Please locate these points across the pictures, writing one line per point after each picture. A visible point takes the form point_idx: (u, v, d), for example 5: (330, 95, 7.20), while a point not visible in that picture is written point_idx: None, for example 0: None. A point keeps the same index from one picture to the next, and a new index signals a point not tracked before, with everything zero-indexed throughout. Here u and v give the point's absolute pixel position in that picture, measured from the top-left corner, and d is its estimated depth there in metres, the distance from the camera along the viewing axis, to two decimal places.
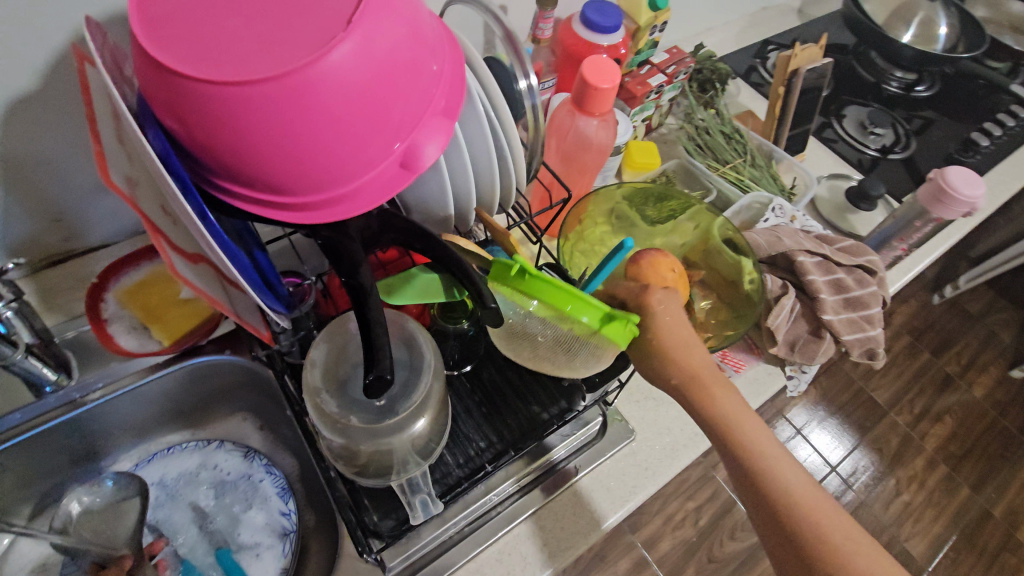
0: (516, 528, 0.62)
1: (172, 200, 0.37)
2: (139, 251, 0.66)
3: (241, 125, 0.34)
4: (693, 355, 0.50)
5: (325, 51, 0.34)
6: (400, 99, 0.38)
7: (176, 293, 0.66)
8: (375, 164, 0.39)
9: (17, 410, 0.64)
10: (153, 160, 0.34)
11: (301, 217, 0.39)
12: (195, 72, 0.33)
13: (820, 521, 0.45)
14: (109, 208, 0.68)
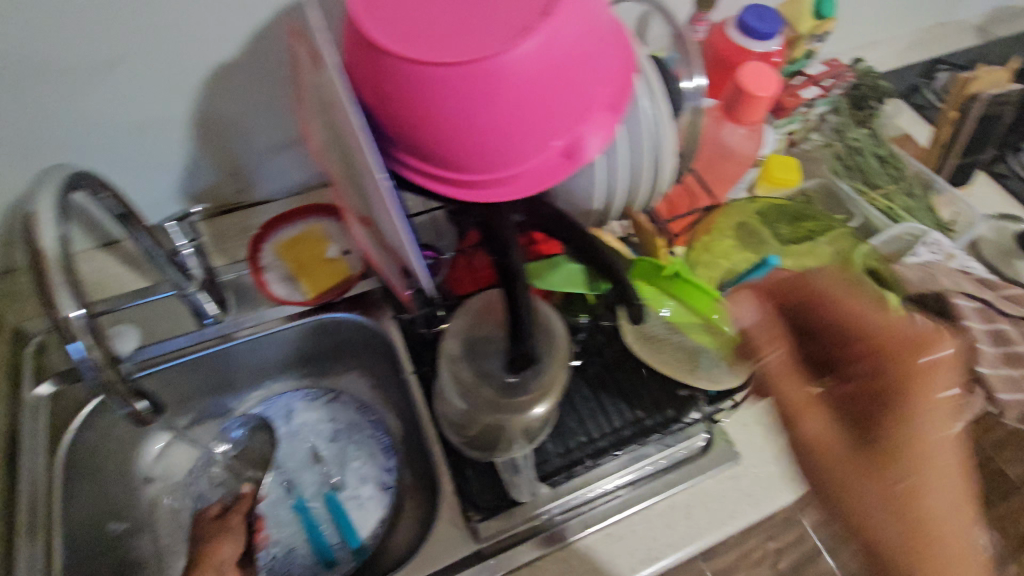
0: (610, 528, 0.61)
1: (361, 164, 0.39)
2: (294, 211, 0.73)
3: (432, 104, 0.37)
4: (933, 428, 0.48)
5: (517, 41, 0.36)
6: (576, 90, 0.39)
7: (325, 252, 0.72)
8: (540, 151, 0.40)
9: (185, 334, 0.72)
10: (355, 126, 0.37)
11: (466, 194, 0.42)
12: (399, 51, 0.36)
13: None
14: (276, 168, 0.76)
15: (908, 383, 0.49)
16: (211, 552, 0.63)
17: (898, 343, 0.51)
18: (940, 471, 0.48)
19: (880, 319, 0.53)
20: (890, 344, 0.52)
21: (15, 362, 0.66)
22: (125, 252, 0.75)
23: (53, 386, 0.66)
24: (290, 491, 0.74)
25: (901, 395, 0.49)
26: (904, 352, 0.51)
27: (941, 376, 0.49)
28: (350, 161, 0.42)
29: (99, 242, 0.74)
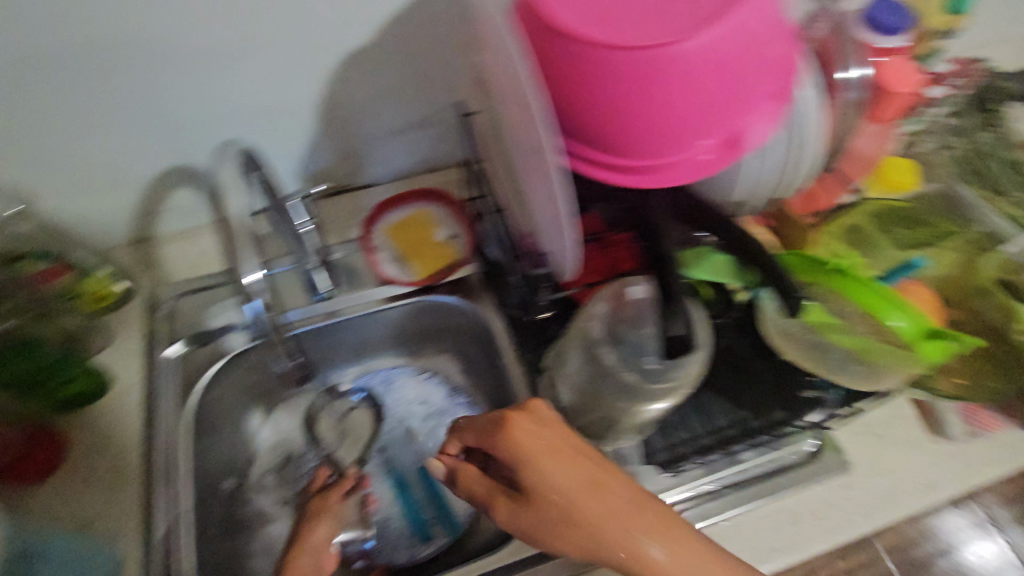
0: (712, 527, 0.61)
1: (535, 169, 0.39)
2: (403, 194, 0.75)
3: (612, 87, 0.37)
4: (627, 530, 0.45)
5: (701, 27, 0.36)
6: (749, 78, 0.38)
7: (433, 236, 0.74)
8: (703, 138, 0.40)
9: (297, 310, 0.75)
10: (531, 122, 0.36)
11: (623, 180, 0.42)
12: (580, 32, 0.36)
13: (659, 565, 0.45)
14: (386, 152, 0.77)
15: (593, 482, 0.46)
16: (308, 533, 0.58)
17: (552, 464, 0.47)
18: (587, 494, 0.46)
19: (547, 427, 0.49)
20: (547, 462, 0.47)
21: (149, 325, 0.71)
22: None
23: (184, 347, 0.70)
24: (388, 465, 0.77)
25: (585, 512, 0.45)
26: (571, 475, 0.46)
27: (554, 438, 0.48)
28: (523, 160, 0.41)
29: None
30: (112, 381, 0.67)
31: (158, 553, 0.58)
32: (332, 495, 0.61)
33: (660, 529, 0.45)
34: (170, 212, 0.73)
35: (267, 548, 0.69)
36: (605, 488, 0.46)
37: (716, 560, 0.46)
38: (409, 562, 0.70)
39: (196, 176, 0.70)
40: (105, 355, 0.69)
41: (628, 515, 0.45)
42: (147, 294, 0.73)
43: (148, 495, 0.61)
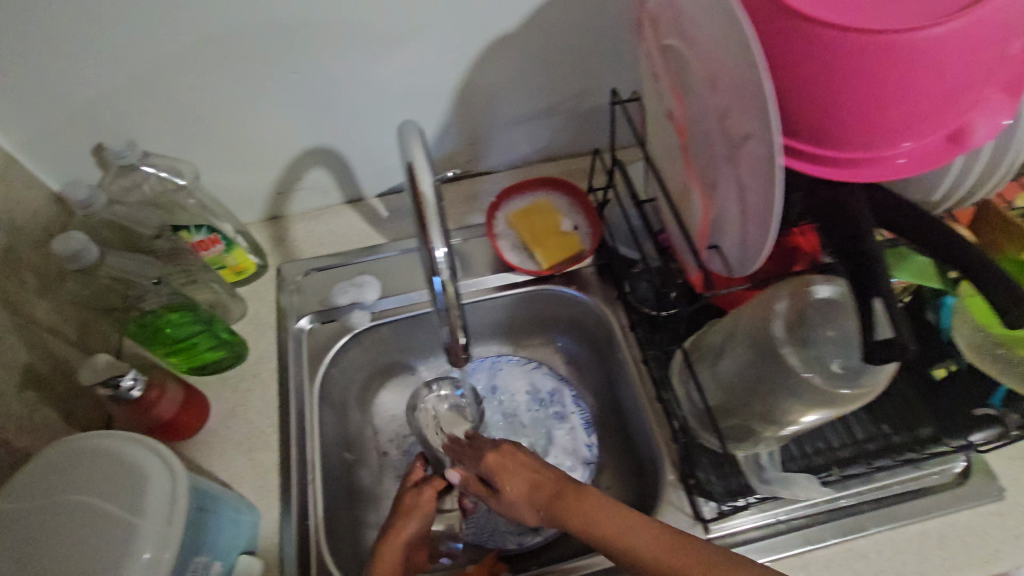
0: (850, 543, 0.58)
1: (745, 164, 0.37)
2: (528, 182, 0.74)
3: (844, 75, 0.35)
4: (597, 520, 0.49)
5: (968, 12, 0.33)
6: (998, 68, 0.35)
7: (558, 225, 0.71)
8: (930, 132, 0.37)
9: (417, 292, 0.75)
10: (758, 116, 0.34)
11: (824, 173, 0.40)
12: (824, 17, 0.34)
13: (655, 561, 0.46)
14: (511, 139, 0.76)
15: (563, 496, 0.52)
16: (401, 529, 0.58)
17: (527, 472, 0.55)
18: (539, 486, 0.54)
19: (513, 460, 0.56)
20: (512, 467, 0.56)
21: (280, 299, 0.74)
22: (367, 208, 0.80)
23: (310, 322, 0.73)
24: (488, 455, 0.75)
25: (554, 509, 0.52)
26: (542, 481, 0.54)
27: (522, 478, 0.55)
28: (723, 152, 0.39)
29: (347, 197, 0.80)
30: (249, 350, 0.70)
31: (293, 518, 0.60)
32: (427, 492, 0.60)
33: (615, 522, 0.48)
34: (301, 191, 0.76)
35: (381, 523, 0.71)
36: (573, 503, 0.50)
37: (682, 552, 0.45)
38: (519, 548, 0.67)
39: (330, 158, 0.72)
40: (241, 325, 0.72)
41: (589, 509, 0.49)
42: (278, 269, 0.76)
43: (283, 462, 0.63)
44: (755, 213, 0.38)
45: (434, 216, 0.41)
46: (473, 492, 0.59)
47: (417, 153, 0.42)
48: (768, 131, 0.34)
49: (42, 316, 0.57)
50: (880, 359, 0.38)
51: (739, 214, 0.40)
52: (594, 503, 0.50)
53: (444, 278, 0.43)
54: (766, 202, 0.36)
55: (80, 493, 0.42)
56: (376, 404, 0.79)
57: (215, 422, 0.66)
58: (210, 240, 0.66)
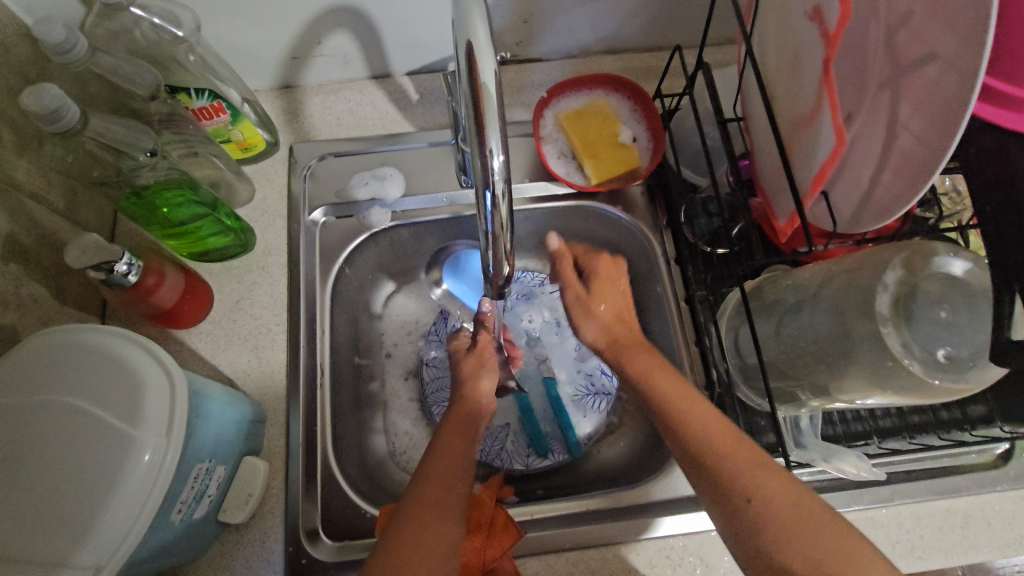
0: (873, 512, 0.55)
1: (916, 97, 0.29)
2: (586, 77, 0.63)
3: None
4: (676, 388, 0.48)
5: None
6: None
7: (616, 134, 0.61)
8: None
9: (444, 193, 0.67)
10: (959, 39, 0.26)
11: (1015, 120, 0.32)
12: None
13: (714, 450, 0.43)
14: (572, 21, 0.64)
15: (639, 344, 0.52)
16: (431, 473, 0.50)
17: (696, 413, 0.45)
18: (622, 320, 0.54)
19: (613, 297, 0.55)
20: (678, 401, 0.47)
21: (291, 184, 0.66)
22: (394, 88, 0.70)
23: (324, 216, 0.66)
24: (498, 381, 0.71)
25: (744, 511, 0.40)
26: (730, 441, 0.44)
27: (612, 304, 0.55)
28: (880, 75, 0.32)
29: (372, 72, 0.69)
30: (256, 240, 0.64)
31: (300, 421, 0.58)
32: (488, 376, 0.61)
33: (686, 408, 0.46)
34: (320, 59, 0.65)
35: (389, 429, 0.68)
36: (678, 394, 0.47)
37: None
38: (525, 470, 0.65)
39: (354, 19, 0.60)
40: (248, 210, 0.65)
41: (799, 525, 0.38)
42: (290, 148, 0.67)
43: (290, 362, 0.60)
44: (906, 161, 0.31)
45: (493, 116, 0.33)
46: (558, 266, 0.58)
47: (479, 30, 0.33)
48: (968, 62, 0.26)
49: (24, 178, 0.49)
50: (1006, 362, 0.32)
51: (877, 158, 0.33)
52: (678, 381, 0.49)
53: (497, 194, 0.35)
54: (929, 151, 0.29)
55: (68, 393, 0.38)
56: (388, 307, 0.74)
57: (219, 312, 0.61)
58: (214, 108, 0.57)
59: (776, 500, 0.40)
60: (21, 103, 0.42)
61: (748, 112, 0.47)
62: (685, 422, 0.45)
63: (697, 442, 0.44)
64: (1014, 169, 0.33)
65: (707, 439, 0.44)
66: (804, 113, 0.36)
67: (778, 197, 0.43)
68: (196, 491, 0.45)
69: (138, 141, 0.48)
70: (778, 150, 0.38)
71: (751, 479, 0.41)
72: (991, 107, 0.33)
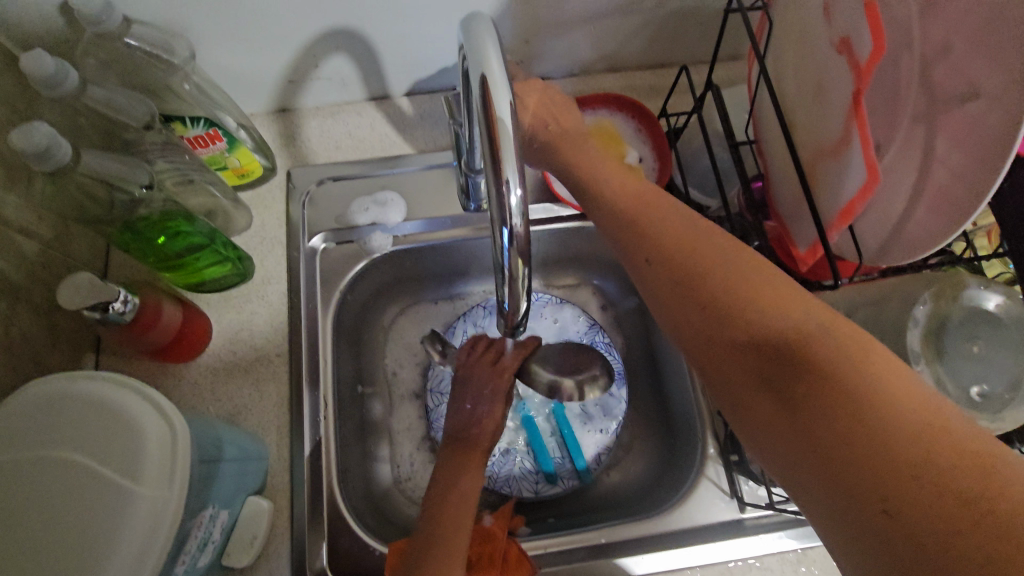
0: None
1: (955, 132, 0.28)
2: (589, 98, 0.62)
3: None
4: (633, 191, 0.41)
5: None
6: None
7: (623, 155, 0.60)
8: None
9: (447, 216, 0.66)
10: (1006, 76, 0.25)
11: None
12: None
13: (679, 243, 0.36)
14: (576, 41, 0.63)
15: (588, 149, 0.45)
16: (444, 513, 0.48)
17: (659, 211, 0.39)
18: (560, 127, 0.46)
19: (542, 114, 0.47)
20: (656, 209, 0.39)
21: (289, 210, 0.64)
22: (393, 109, 0.69)
23: (324, 241, 0.64)
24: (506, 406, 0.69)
25: (712, 306, 0.34)
26: (697, 239, 0.36)
27: (543, 112, 0.47)
28: (913, 109, 0.31)
29: (370, 94, 0.68)
30: (254, 269, 0.62)
31: (304, 457, 0.56)
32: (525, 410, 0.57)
33: (644, 206, 0.39)
34: (318, 82, 0.64)
35: (393, 457, 0.66)
36: (638, 193, 0.40)
37: (942, 440, 0.26)
38: (535, 497, 0.64)
39: (355, 42, 0.59)
40: (245, 237, 0.63)
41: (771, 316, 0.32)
42: (288, 173, 0.66)
43: (292, 396, 0.58)
44: (942, 197, 0.30)
45: (511, 149, 0.32)
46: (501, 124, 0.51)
47: (493, 62, 0.32)
48: None
49: (13, 214, 0.47)
50: None
51: (910, 194, 0.32)
52: (634, 182, 0.41)
53: (514, 230, 0.33)
54: (970, 189, 0.28)
55: (66, 447, 0.36)
56: (392, 333, 0.72)
57: (217, 345, 0.59)
58: (210, 136, 0.55)
59: (744, 293, 0.33)
60: (9, 141, 0.40)
61: (763, 135, 0.46)
62: (644, 216, 0.39)
63: (657, 236, 0.37)
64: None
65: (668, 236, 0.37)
66: (830, 144, 0.35)
67: (799, 226, 0.41)
68: (199, 541, 0.43)
69: (129, 176, 0.47)
70: (799, 182, 0.37)
71: (717, 277, 0.34)
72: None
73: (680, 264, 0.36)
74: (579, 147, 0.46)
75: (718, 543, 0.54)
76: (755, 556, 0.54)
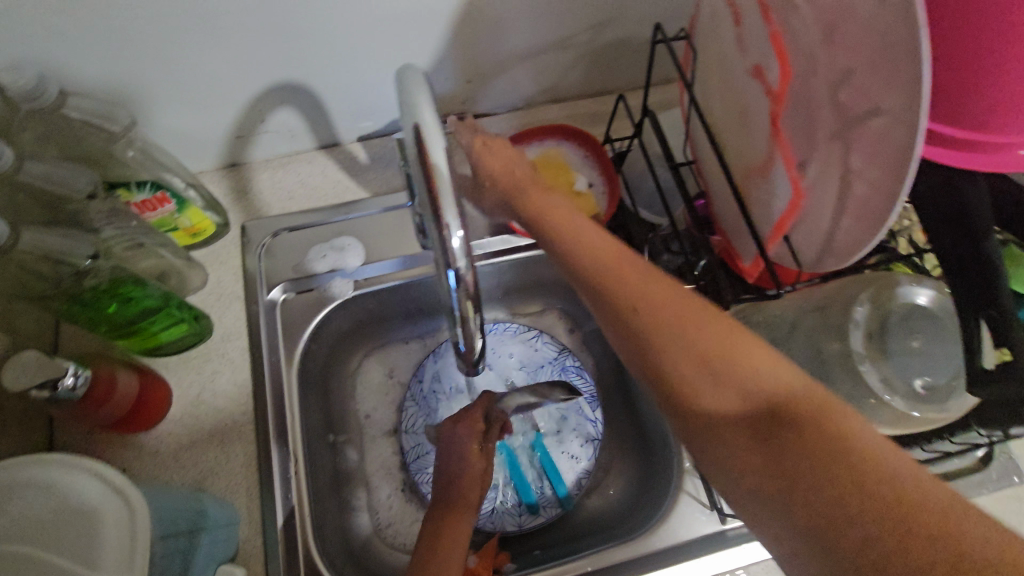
0: None
1: (864, 148, 0.30)
2: (534, 130, 0.63)
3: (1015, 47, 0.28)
4: (599, 247, 0.42)
5: None
6: None
7: (571, 183, 0.61)
8: None
9: (405, 256, 0.66)
10: (899, 95, 0.27)
11: (958, 160, 0.34)
12: None
13: (651, 307, 0.38)
14: (517, 76, 0.65)
15: (549, 200, 0.46)
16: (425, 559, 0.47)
17: (626, 271, 0.40)
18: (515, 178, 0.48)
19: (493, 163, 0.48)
20: (621, 270, 0.40)
21: (245, 264, 0.64)
22: (344, 155, 0.69)
23: (283, 292, 0.63)
24: None
25: (687, 369, 0.35)
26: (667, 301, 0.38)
27: (496, 161, 0.49)
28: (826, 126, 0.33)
29: (319, 142, 0.68)
30: (213, 327, 0.61)
31: (276, 518, 0.54)
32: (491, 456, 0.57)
33: (612, 263, 0.40)
34: (265, 135, 0.64)
35: (372, 505, 0.64)
36: (605, 249, 0.41)
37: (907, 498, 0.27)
38: (519, 531, 0.63)
39: (299, 94, 0.60)
40: (201, 296, 0.62)
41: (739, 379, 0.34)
42: (242, 227, 0.65)
43: (260, 454, 0.56)
44: (863, 207, 0.31)
45: (448, 193, 0.32)
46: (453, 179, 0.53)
47: (425, 111, 0.33)
48: (913, 116, 0.26)
49: None
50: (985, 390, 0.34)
51: (834, 205, 0.33)
52: (598, 236, 0.43)
53: (460, 271, 0.34)
54: (884, 198, 0.29)
55: (13, 540, 0.35)
56: (361, 378, 0.71)
57: (179, 410, 0.57)
58: (158, 199, 0.54)
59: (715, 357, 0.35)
60: None
61: (699, 156, 0.48)
62: (613, 277, 0.40)
63: (625, 298, 0.39)
64: (963, 200, 0.35)
65: (639, 296, 0.38)
66: (757, 162, 0.37)
67: (740, 240, 0.43)
68: None
69: (76, 249, 0.45)
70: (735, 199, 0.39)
71: (687, 342, 0.36)
72: (937, 147, 0.34)
73: (651, 328, 0.37)
74: (536, 193, 0.47)
75: (702, 558, 0.54)
76: (741, 566, 0.54)
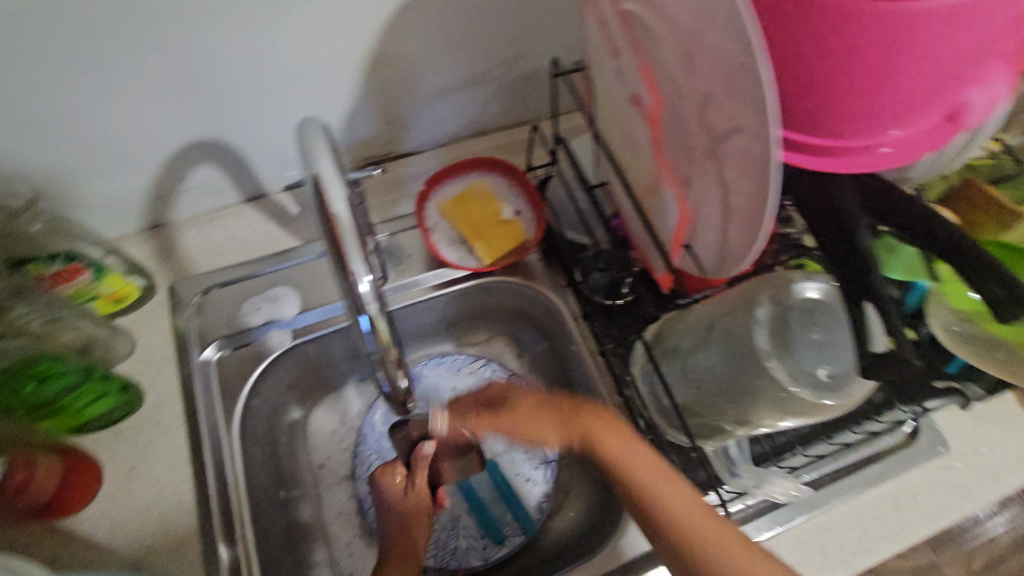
0: (817, 518, 0.54)
1: (733, 160, 0.32)
2: (456, 166, 0.65)
3: (845, 66, 0.31)
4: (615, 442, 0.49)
5: None
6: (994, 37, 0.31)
7: (498, 213, 0.63)
8: (930, 112, 0.34)
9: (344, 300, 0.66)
10: (750, 112, 0.29)
11: (823, 165, 0.37)
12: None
13: (652, 490, 0.46)
14: (437, 115, 0.67)
15: (579, 416, 0.52)
16: None
17: (631, 457, 0.48)
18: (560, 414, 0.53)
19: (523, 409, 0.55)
20: (624, 458, 0.48)
21: (175, 325, 0.62)
22: (273, 206, 0.69)
23: (219, 350, 0.62)
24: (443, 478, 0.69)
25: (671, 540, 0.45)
26: (663, 487, 0.46)
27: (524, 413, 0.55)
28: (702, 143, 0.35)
29: (246, 195, 0.68)
30: (145, 395, 0.59)
31: None
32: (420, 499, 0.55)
33: (625, 453, 0.48)
34: (187, 194, 0.64)
35: (331, 558, 0.62)
36: (616, 439, 0.49)
37: None
38: (485, 564, 0.63)
39: (216, 150, 0.60)
40: (131, 364, 0.60)
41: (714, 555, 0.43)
42: (170, 288, 0.64)
43: (201, 522, 0.54)
44: (744, 215, 0.34)
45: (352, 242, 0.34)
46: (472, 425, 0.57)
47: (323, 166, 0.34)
48: (763, 130, 0.29)
49: None
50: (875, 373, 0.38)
51: (721, 214, 0.35)
52: (632, 446, 0.49)
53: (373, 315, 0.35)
54: (757, 205, 0.32)
55: None
56: (309, 427, 0.68)
57: (113, 486, 0.55)
58: (73, 270, 0.52)
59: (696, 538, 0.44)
60: None
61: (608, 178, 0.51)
62: (623, 467, 0.48)
63: (630, 481, 0.47)
64: (833, 200, 0.38)
65: (641, 480, 0.47)
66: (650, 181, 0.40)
67: (650, 255, 0.46)
68: None
69: None
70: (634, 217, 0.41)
71: (675, 523, 0.45)
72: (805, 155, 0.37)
73: (648, 506, 0.46)
74: (576, 421, 0.52)
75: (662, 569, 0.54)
76: None
